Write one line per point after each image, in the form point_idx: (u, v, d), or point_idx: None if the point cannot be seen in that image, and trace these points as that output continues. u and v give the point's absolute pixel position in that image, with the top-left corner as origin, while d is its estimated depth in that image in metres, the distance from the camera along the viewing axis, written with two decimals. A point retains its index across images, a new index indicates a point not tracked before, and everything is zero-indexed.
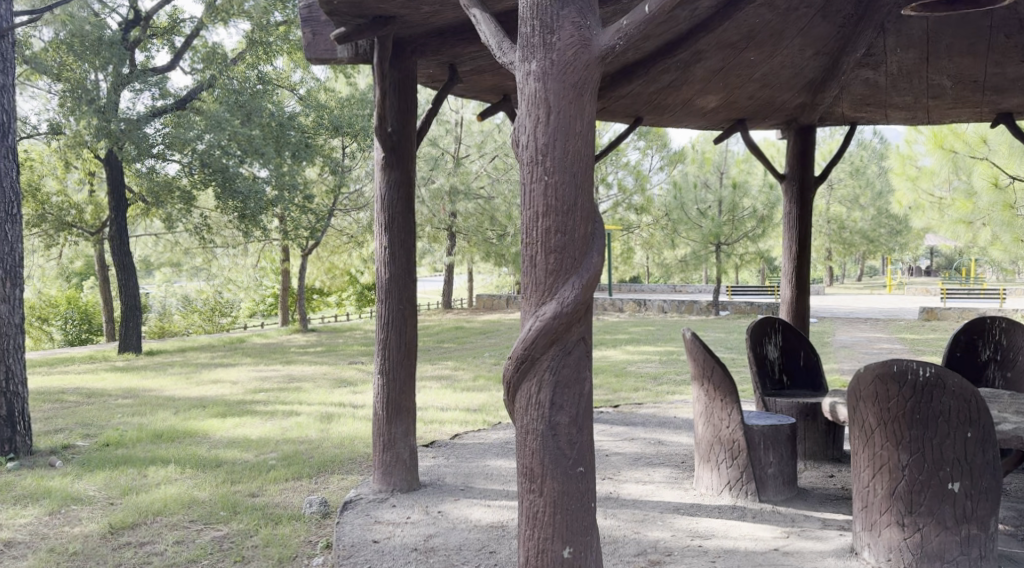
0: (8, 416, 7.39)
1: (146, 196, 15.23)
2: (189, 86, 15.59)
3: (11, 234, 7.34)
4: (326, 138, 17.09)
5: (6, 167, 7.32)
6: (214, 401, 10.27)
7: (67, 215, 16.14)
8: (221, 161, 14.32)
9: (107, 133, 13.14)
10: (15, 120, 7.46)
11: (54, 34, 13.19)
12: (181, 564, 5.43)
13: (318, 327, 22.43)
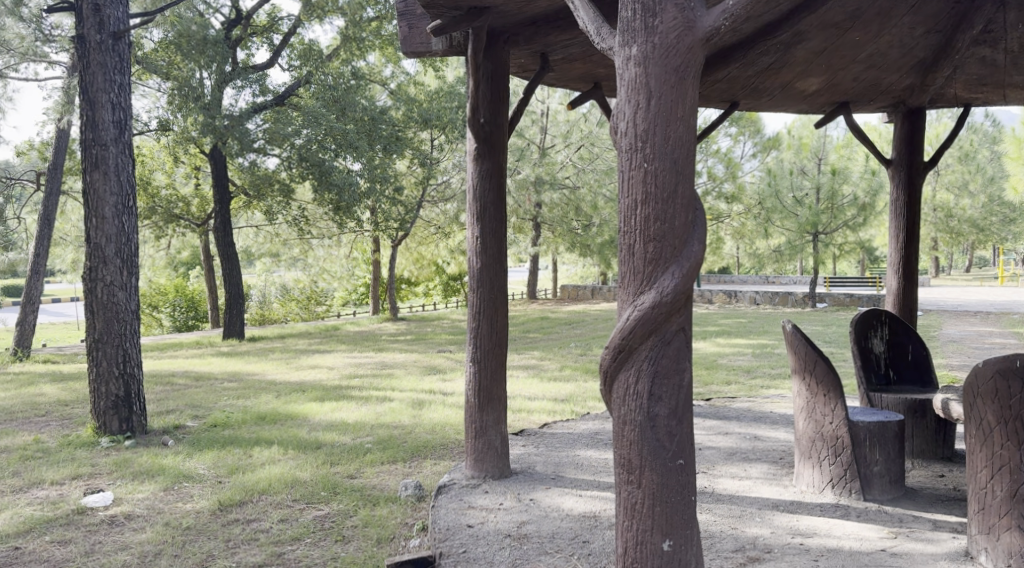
0: (126, 396, 7.74)
1: (248, 189, 15.72)
2: (286, 82, 15.96)
3: (127, 226, 7.66)
4: (416, 131, 17.31)
5: (123, 163, 7.63)
6: (313, 386, 10.55)
7: (175, 207, 16.83)
8: (318, 155, 14.66)
9: (212, 129, 13.63)
10: (130, 116, 7.75)
11: (165, 35, 13.70)
12: (285, 542, 5.60)
13: (407, 315, 22.79)
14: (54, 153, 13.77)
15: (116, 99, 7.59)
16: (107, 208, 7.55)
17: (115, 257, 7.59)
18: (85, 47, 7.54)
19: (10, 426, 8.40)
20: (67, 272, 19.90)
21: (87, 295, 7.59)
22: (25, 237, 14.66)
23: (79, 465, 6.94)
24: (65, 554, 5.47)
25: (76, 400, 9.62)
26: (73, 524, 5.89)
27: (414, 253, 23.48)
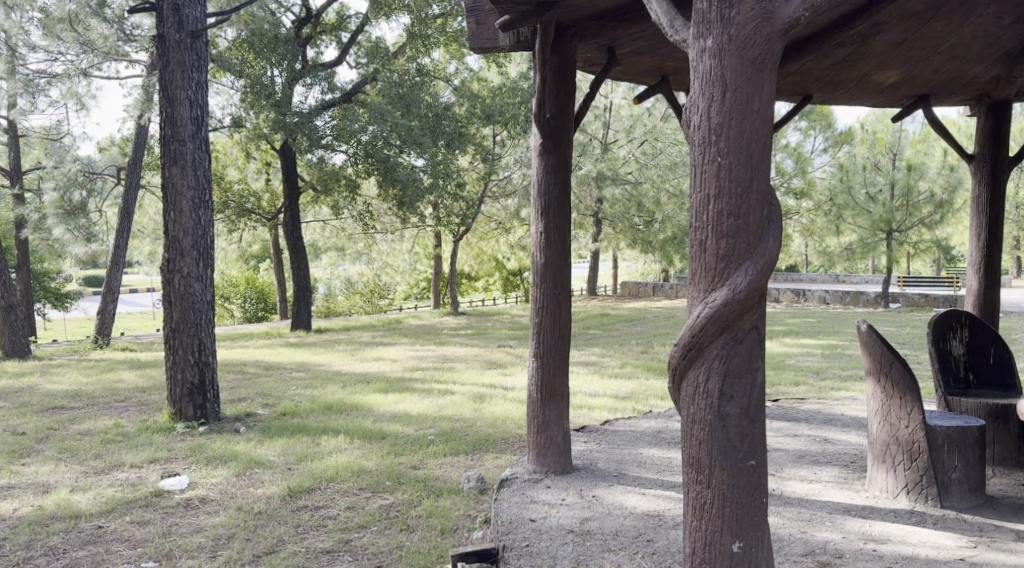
0: (200, 383, 7.93)
1: (316, 184, 15.97)
2: (353, 79, 16.15)
3: (203, 219, 7.84)
4: (478, 127, 17.40)
5: (200, 158, 7.81)
6: (377, 377, 10.68)
7: (247, 202, 17.15)
8: (383, 151, 14.75)
9: (282, 125, 13.86)
10: (207, 111, 7.92)
11: (238, 34, 14.00)
12: (352, 530, 5.68)
13: (466, 310, 22.92)
14: (133, 149, 14.17)
15: (194, 96, 7.76)
16: (185, 202, 7.75)
17: (192, 250, 7.78)
18: (165, 46, 7.72)
19: (90, 410, 8.67)
20: (143, 263, 20.49)
21: (164, 285, 7.79)
22: (105, 229, 15.13)
23: (156, 450, 7.14)
24: (143, 535, 5.62)
25: (153, 386, 9.90)
26: (151, 506, 6.05)
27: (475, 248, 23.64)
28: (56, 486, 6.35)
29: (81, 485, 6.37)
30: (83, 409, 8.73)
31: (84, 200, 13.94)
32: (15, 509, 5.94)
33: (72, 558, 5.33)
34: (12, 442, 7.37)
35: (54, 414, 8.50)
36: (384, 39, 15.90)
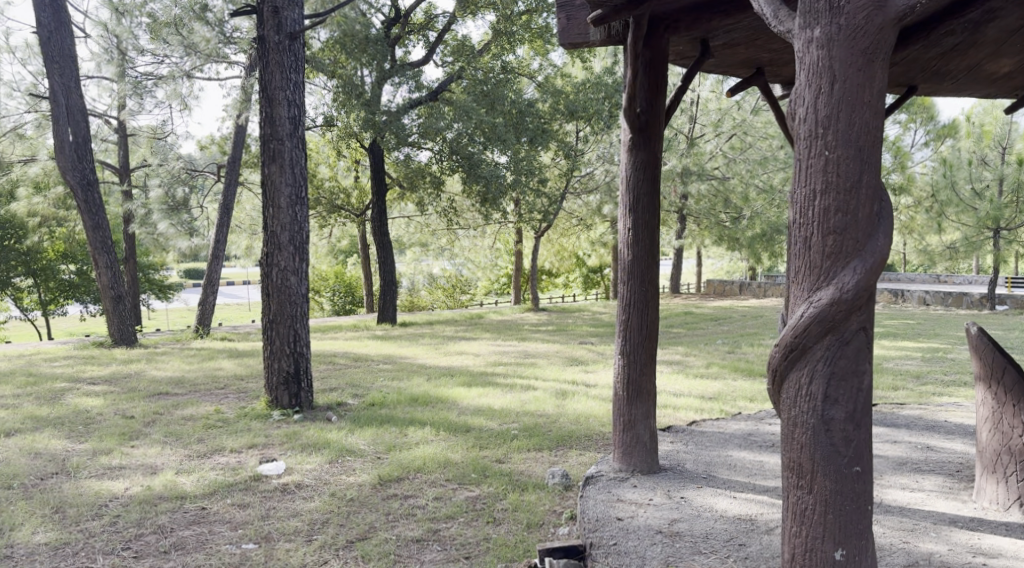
0: (295, 372, 8.11)
1: (403, 181, 16.18)
2: (439, 78, 16.28)
3: (299, 216, 8.01)
4: (562, 123, 17.35)
5: (297, 157, 7.97)
6: (460, 371, 10.77)
7: (337, 199, 17.48)
8: (468, 149, 14.86)
9: (372, 124, 14.12)
10: (303, 110, 8.08)
11: (330, 36, 14.30)
12: (440, 520, 5.74)
13: (548, 306, 22.93)
14: (232, 147, 14.60)
15: (291, 96, 7.93)
16: (282, 198, 7.92)
17: (289, 244, 7.96)
18: (265, 48, 7.90)
19: (192, 396, 8.98)
20: (238, 257, 21.16)
21: (262, 278, 8.00)
22: (205, 224, 15.68)
23: (253, 436, 7.34)
24: (243, 518, 5.78)
25: (250, 375, 10.21)
26: (251, 490, 6.22)
27: (557, 244, 23.63)
28: (162, 468, 6.58)
29: (185, 468, 6.59)
30: (185, 395, 9.05)
31: (186, 196, 14.46)
32: (125, 489, 6.17)
33: (179, 537, 5.51)
34: (120, 426, 7.69)
35: (158, 399, 8.84)
36: (470, 37, 15.96)
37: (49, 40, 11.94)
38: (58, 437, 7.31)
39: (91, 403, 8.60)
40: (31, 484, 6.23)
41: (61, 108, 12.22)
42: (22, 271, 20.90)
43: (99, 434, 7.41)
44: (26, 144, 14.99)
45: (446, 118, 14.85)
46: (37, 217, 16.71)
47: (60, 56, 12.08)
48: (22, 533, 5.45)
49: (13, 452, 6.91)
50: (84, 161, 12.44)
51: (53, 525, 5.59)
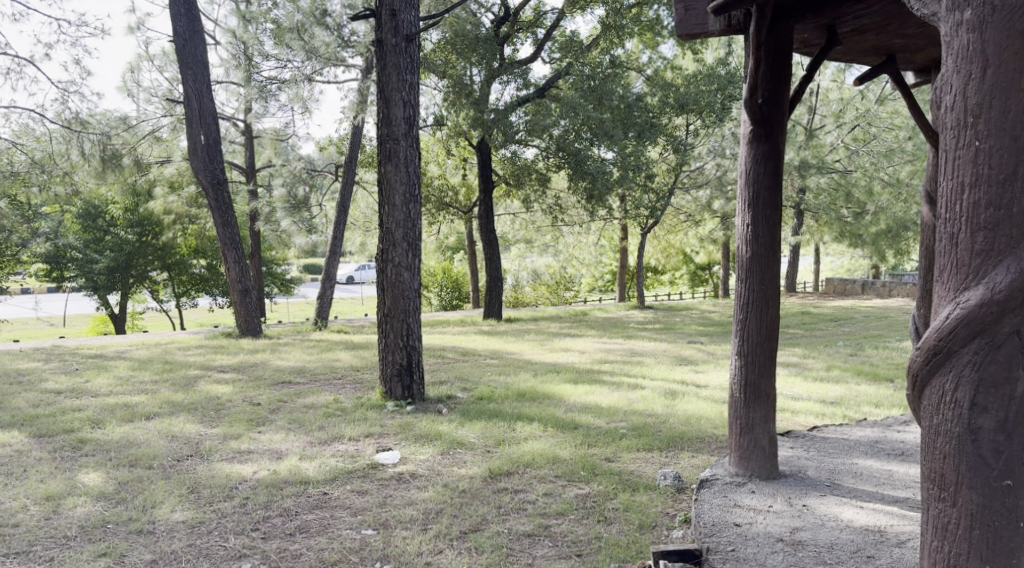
0: (408, 365, 8.24)
1: (509, 178, 16.23)
2: (547, 75, 16.20)
3: (413, 213, 8.10)
4: (671, 118, 16.98)
5: (412, 156, 8.07)
6: (567, 368, 10.71)
7: (445, 196, 17.75)
8: (574, 145, 14.79)
9: (480, 122, 14.26)
10: (417, 109, 8.16)
11: (441, 36, 14.47)
12: (551, 516, 5.73)
13: (655, 304, 22.64)
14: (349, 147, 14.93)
15: (407, 97, 8.03)
16: (397, 196, 8.03)
17: (403, 241, 8.07)
18: (382, 50, 8.03)
19: (312, 385, 9.25)
20: (352, 254, 21.74)
21: (377, 273, 8.16)
22: (323, 221, 16.19)
23: (369, 425, 7.48)
24: (362, 504, 5.89)
25: (364, 366, 10.44)
26: (368, 477, 6.34)
27: (664, 241, 23.33)
28: (287, 453, 6.78)
29: (307, 454, 6.76)
30: (306, 384, 9.33)
31: (307, 195, 14.93)
32: (254, 472, 6.39)
33: (302, 520, 5.66)
34: (247, 412, 7.97)
35: (281, 388, 9.14)
36: (579, 32, 15.84)
37: (184, 48, 12.47)
38: (191, 421, 7.64)
39: (220, 390, 8.97)
40: (168, 465, 6.51)
41: (194, 112, 12.78)
42: (157, 265, 22.08)
43: (229, 419, 7.71)
44: (162, 146, 15.81)
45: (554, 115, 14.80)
46: (171, 215, 17.63)
47: (194, 62, 12.60)
48: (161, 511, 5.71)
49: (151, 434, 7.25)
50: (215, 162, 12.98)
51: (189, 504, 5.83)
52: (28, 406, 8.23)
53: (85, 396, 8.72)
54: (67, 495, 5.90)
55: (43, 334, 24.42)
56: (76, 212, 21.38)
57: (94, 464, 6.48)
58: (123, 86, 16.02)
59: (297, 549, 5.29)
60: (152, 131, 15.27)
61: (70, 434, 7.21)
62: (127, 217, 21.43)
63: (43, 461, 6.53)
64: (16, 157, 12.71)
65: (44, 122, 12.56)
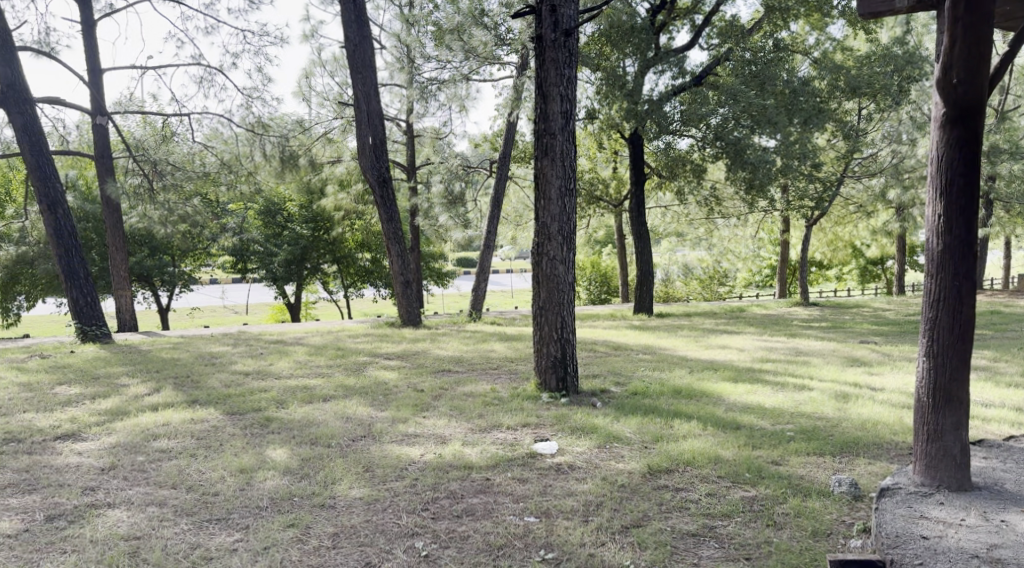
0: (562, 358, 8.25)
1: (663, 169, 15.98)
2: (704, 62, 15.75)
3: (569, 207, 8.06)
4: (842, 101, 16.02)
5: (568, 150, 8.04)
6: (726, 365, 10.40)
7: (596, 188, 17.71)
8: (733, 134, 14.28)
9: (634, 114, 14.07)
10: (575, 102, 8.07)
11: (596, 27, 14.37)
12: (716, 518, 5.62)
13: (819, 300, 21.66)
14: (504, 142, 15.05)
15: (564, 92, 7.99)
16: (553, 190, 8.03)
17: (558, 235, 8.07)
18: (541, 46, 8.01)
19: (471, 374, 9.42)
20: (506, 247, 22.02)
21: (533, 266, 8.19)
22: (478, 215, 16.51)
23: (527, 415, 7.54)
24: (524, 491, 5.96)
25: (521, 357, 10.54)
26: (529, 466, 6.38)
27: (830, 234, 22.25)
28: (450, 439, 6.93)
29: (469, 441, 6.89)
30: (465, 373, 9.51)
31: (463, 190, 15.21)
32: (421, 455, 6.56)
33: (468, 504, 5.80)
34: (413, 398, 8.22)
35: (443, 376, 9.37)
36: (740, 17, 15.29)
37: (354, 51, 13.00)
38: (362, 404, 7.95)
39: (388, 376, 9.28)
40: (345, 444, 6.80)
41: (363, 113, 13.26)
42: (328, 258, 23.19)
43: (396, 404, 7.97)
44: (334, 146, 16.55)
45: (712, 103, 14.35)
46: (341, 211, 18.47)
47: (363, 66, 13.12)
48: (341, 487, 5.97)
49: (328, 415, 7.60)
50: (381, 161, 13.42)
51: (365, 482, 6.07)
52: (220, 385, 8.81)
53: (268, 378, 9.27)
54: (258, 469, 6.26)
55: (228, 321, 26.21)
56: (258, 209, 22.79)
57: (280, 441, 6.86)
58: (299, 91, 16.87)
59: (465, 531, 5.47)
60: (325, 133, 16.05)
61: (257, 413, 7.67)
62: (302, 214, 22.88)
63: (235, 436, 6.97)
64: (207, 159, 13.47)
65: (230, 127, 13.46)
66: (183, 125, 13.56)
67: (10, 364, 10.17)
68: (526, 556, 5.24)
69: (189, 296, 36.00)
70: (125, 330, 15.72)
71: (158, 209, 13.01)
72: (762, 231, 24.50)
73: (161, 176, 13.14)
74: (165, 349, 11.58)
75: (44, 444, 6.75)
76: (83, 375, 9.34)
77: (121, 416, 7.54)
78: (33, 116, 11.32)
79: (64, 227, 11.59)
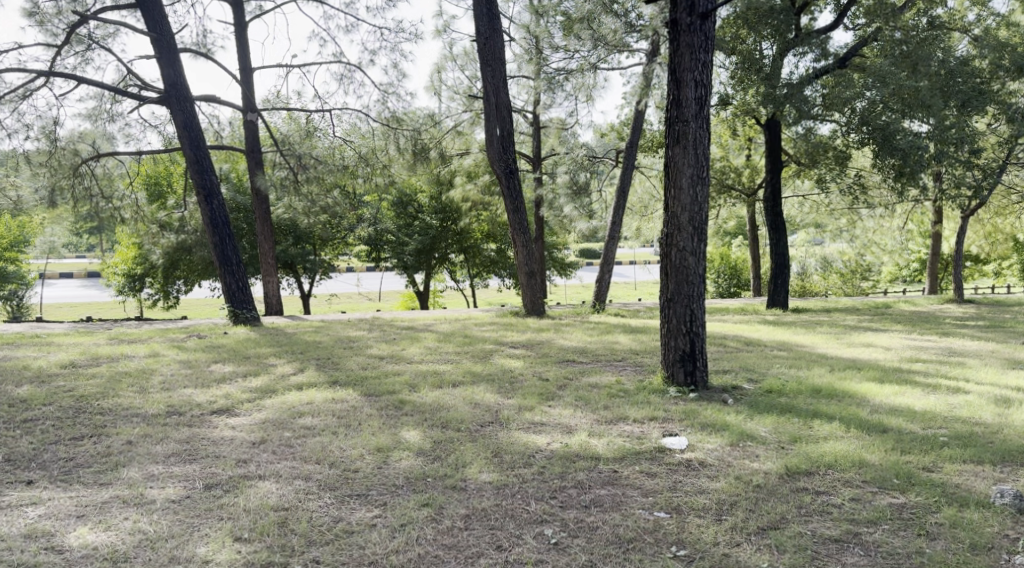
0: (691, 352, 8.03)
1: (802, 157, 15.38)
2: (849, 43, 15.01)
3: (700, 195, 7.85)
4: (1004, 82, 14.92)
5: (701, 137, 7.82)
6: (871, 365, 9.89)
7: (728, 177, 17.22)
8: (881, 119, 13.53)
9: (772, 99, 13.55)
10: (710, 87, 7.83)
11: (733, 9, 13.91)
12: (862, 525, 5.39)
13: (976, 297, 20.33)
14: (632, 131, 14.74)
15: (699, 76, 7.77)
16: (684, 179, 7.84)
17: (688, 225, 7.87)
18: (676, 30, 7.81)
19: (596, 366, 9.33)
20: (629, 239, 21.67)
21: (662, 258, 8.02)
22: (604, 206, 16.37)
23: (654, 409, 7.37)
24: (654, 485, 5.84)
25: (648, 350, 10.36)
26: (657, 461, 6.23)
27: (988, 226, 20.80)
28: (577, 429, 6.85)
29: (596, 431, 6.79)
30: (589, 364, 9.44)
31: (588, 180, 15.17)
32: (548, 443, 6.51)
33: (596, 494, 5.74)
34: (538, 386, 8.21)
35: (568, 365, 9.32)
36: None
37: (485, 46, 13.10)
38: (490, 391, 8.00)
39: (513, 364, 9.30)
40: (474, 429, 6.85)
41: (492, 106, 13.29)
42: (455, 249, 23.53)
43: (522, 392, 7.97)
44: (464, 138, 16.69)
45: (858, 86, 13.67)
46: (469, 201, 18.65)
47: (493, 59, 13.16)
48: (471, 470, 6.02)
49: (458, 400, 7.68)
50: (508, 153, 13.45)
51: (494, 467, 6.09)
52: (357, 368, 9.06)
53: (400, 363, 9.48)
54: (393, 448, 6.39)
55: (363, 308, 27.06)
56: (391, 200, 23.38)
57: (413, 423, 6.98)
58: (430, 85, 17.15)
59: (594, 522, 5.43)
60: (454, 125, 16.38)
61: (392, 395, 7.84)
62: (432, 205, 23.28)
63: (372, 417, 7.14)
64: (346, 153, 13.92)
65: (368, 121, 13.85)
66: (326, 120, 14.05)
67: (170, 342, 10.81)
68: (657, 551, 5.19)
69: (328, 283, 37.44)
70: (270, 314, 16.45)
71: (302, 200, 13.49)
72: (910, 222, 23.20)
73: (305, 169, 13.34)
74: (306, 332, 12.02)
75: (201, 418, 7.12)
76: (234, 354, 9.83)
77: (269, 394, 7.87)
78: (193, 112, 11.95)
79: (219, 216, 12.18)
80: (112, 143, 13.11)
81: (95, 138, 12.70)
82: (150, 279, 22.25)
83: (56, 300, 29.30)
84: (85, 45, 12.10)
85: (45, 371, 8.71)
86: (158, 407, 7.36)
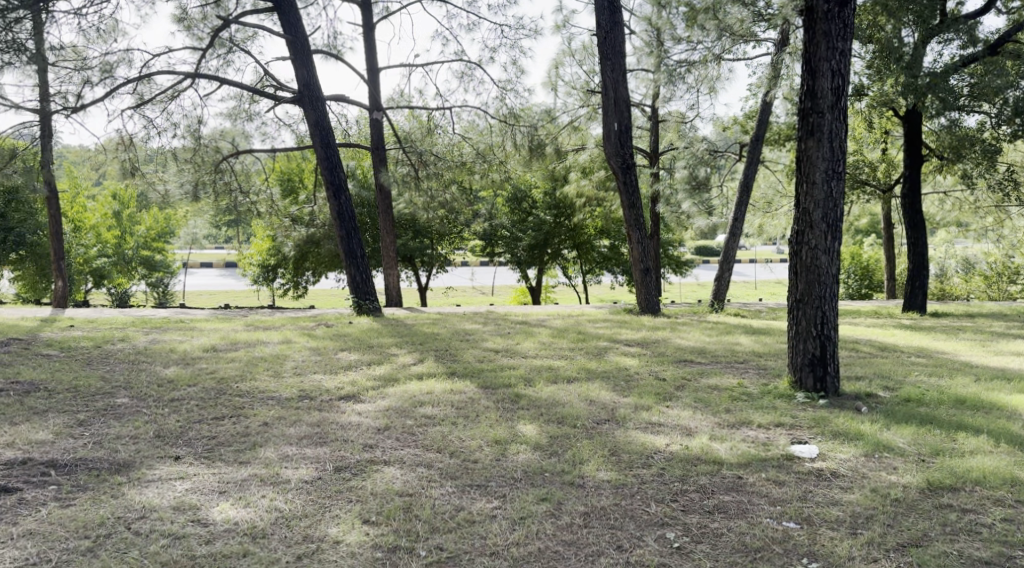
0: (821, 356, 7.73)
1: (944, 152, 14.59)
2: (1001, 28, 14.11)
3: (835, 191, 7.53)
4: None
5: (837, 129, 7.50)
6: (1020, 375, 9.28)
7: (862, 173, 16.47)
8: None
9: (914, 89, 12.88)
10: (847, 76, 7.50)
11: None
12: (1016, 548, 5.06)
13: None
14: (759, 124, 14.32)
15: (836, 65, 7.46)
16: (818, 173, 7.53)
17: (822, 222, 7.57)
18: (812, 18, 7.52)
19: (716, 367, 9.12)
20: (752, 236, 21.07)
21: (792, 257, 7.76)
22: (727, 202, 16.01)
23: (781, 414, 7.13)
24: (783, 494, 5.65)
25: (770, 351, 10.06)
26: (785, 468, 6.03)
27: None
28: (697, 431, 6.71)
29: (718, 434, 6.63)
30: (709, 364, 9.23)
31: (709, 175, 14.84)
32: (668, 444, 6.40)
33: (720, 500, 5.60)
34: (657, 386, 8.09)
35: (686, 365, 9.14)
36: None
37: (606, 39, 12.98)
38: (607, 389, 7.93)
39: (630, 362, 9.20)
40: (590, 426, 6.81)
41: (611, 101, 13.15)
42: (571, 244, 23.51)
43: (641, 391, 7.87)
44: (580, 134, 16.67)
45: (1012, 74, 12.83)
46: (584, 198, 18.57)
47: (613, 53, 13.05)
48: (589, 468, 5.98)
49: (575, 396, 7.65)
50: (626, 148, 13.29)
51: (613, 465, 6.04)
52: (474, 360, 9.16)
53: (516, 357, 9.52)
54: (511, 442, 6.43)
55: (482, 303, 27.38)
56: (507, 195, 23.51)
57: (530, 417, 7.00)
58: (548, 81, 17.16)
59: (718, 528, 5.30)
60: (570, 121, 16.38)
61: (509, 388, 7.89)
62: (546, 200, 23.13)
63: (490, 409, 7.20)
64: (465, 149, 13.95)
65: (486, 118, 13.94)
66: (445, 118, 14.28)
67: (301, 330, 11.22)
68: (787, 562, 5.02)
69: (444, 278, 37.95)
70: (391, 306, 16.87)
71: (422, 195, 13.95)
72: None
73: (425, 165, 13.90)
74: (427, 324, 12.25)
75: (330, 403, 7.35)
76: (359, 344, 10.09)
77: (392, 382, 8.05)
78: (324, 111, 12.34)
79: (346, 211, 12.56)
80: (250, 141, 13.71)
81: (234, 136, 13.38)
82: (282, 270, 23.18)
83: (195, 288, 30.85)
84: (227, 48, 12.70)
85: (188, 354, 9.19)
86: (291, 392, 7.65)
